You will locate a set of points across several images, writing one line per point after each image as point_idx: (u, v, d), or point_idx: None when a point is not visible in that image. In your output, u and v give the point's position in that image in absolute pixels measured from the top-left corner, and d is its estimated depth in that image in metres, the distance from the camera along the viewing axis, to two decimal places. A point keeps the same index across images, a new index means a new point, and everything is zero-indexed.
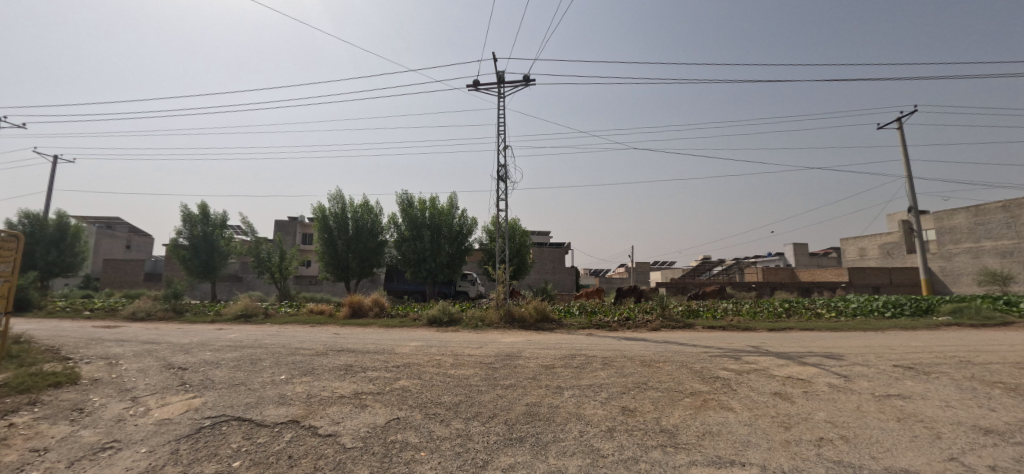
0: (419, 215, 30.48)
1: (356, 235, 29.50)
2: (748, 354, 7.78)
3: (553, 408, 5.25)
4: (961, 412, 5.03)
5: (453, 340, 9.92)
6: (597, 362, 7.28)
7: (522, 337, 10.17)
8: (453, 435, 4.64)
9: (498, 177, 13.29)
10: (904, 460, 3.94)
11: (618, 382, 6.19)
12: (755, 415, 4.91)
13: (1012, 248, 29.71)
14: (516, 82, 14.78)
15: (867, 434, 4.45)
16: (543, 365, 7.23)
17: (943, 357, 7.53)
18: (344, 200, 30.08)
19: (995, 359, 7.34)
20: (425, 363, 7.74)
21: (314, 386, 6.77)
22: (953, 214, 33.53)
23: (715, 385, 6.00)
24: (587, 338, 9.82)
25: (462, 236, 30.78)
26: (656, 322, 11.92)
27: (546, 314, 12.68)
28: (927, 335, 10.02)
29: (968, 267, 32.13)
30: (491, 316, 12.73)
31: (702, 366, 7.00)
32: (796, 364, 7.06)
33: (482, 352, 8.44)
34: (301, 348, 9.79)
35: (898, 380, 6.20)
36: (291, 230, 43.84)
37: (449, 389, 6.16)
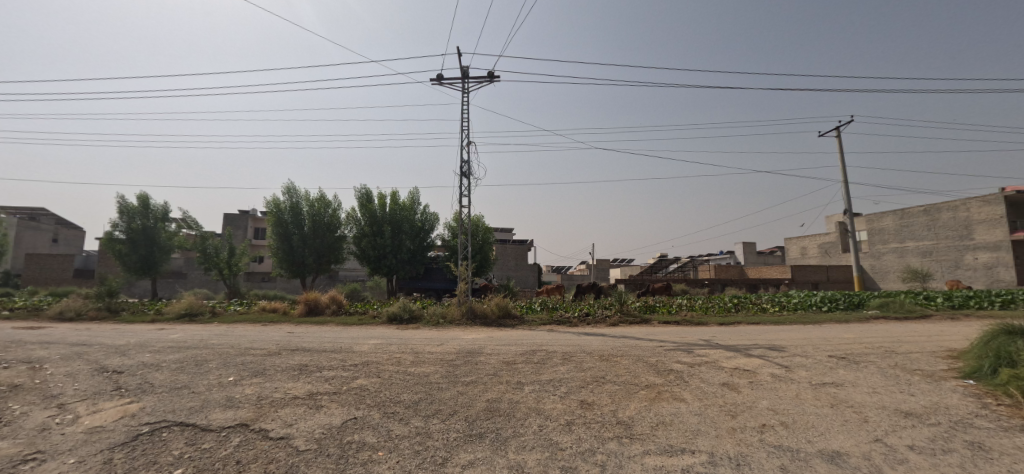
0: (379, 210, 29.69)
1: (312, 229, 28.37)
2: (701, 348, 8.15)
3: (512, 404, 5.29)
4: (885, 397, 5.51)
5: (413, 338, 9.76)
6: (558, 358, 7.39)
7: (484, 333, 10.14)
8: (412, 434, 4.57)
9: (460, 173, 13.16)
10: (836, 443, 4.25)
11: (577, 376, 6.32)
12: (705, 405, 5.15)
13: (931, 249, 32.85)
14: (480, 79, 14.64)
15: (804, 420, 4.78)
16: (504, 361, 7.24)
17: (872, 347, 8.21)
18: (298, 194, 28.82)
19: (914, 348, 8.10)
20: (384, 361, 7.56)
21: (266, 387, 6.47)
22: (882, 217, 36.60)
23: (668, 377, 6.24)
24: (549, 333, 9.97)
25: (424, 232, 30.27)
26: (615, 317, 12.30)
27: (507, 310, 12.74)
28: (859, 327, 10.88)
29: (894, 265, 35.23)
30: (453, 312, 12.60)
31: (657, 360, 7.26)
32: (743, 356, 7.48)
33: (443, 349, 8.35)
34: (252, 348, 9.31)
35: (832, 370, 6.70)
36: (241, 224, 41.71)
37: (409, 387, 6.06)
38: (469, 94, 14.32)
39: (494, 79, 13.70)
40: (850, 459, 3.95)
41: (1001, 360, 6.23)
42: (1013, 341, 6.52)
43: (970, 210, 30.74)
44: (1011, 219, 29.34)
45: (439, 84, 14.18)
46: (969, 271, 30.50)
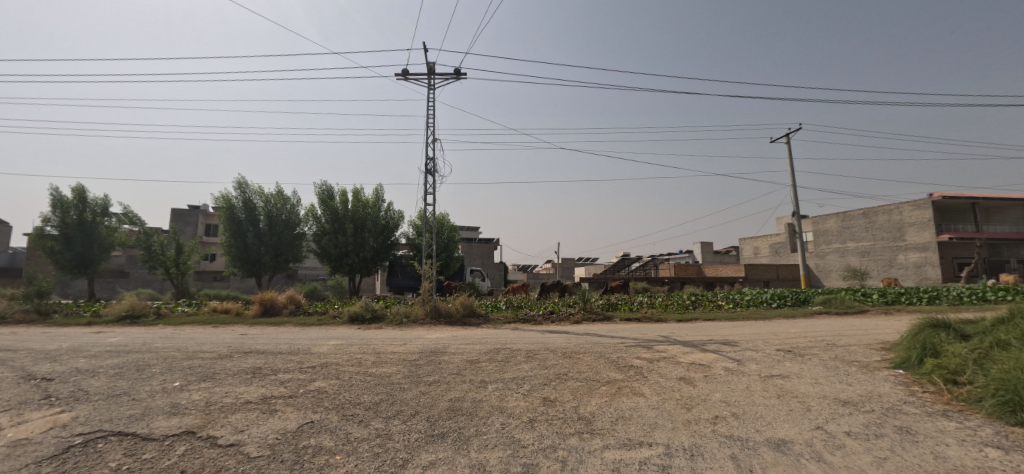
0: (341, 207, 28.69)
1: (269, 226, 27.14)
2: (660, 344, 8.43)
3: (475, 402, 5.26)
4: (826, 387, 5.89)
5: (375, 338, 9.53)
6: (522, 356, 7.43)
7: (448, 333, 9.99)
8: (372, 435, 4.46)
9: (426, 170, 12.98)
10: (782, 431, 4.50)
11: (541, 373, 6.37)
12: (663, 399, 5.32)
13: (869, 249, 35.46)
14: (447, 75, 14.46)
15: (753, 410, 5.03)
16: (467, 360, 7.19)
17: (815, 341, 8.77)
18: (252, 189, 27.45)
19: (852, 341, 8.70)
20: (344, 362, 7.35)
21: (216, 391, 6.13)
22: (826, 219, 39.13)
23: (628, 373, 6.41)
24: (514, 332, 10.03)
25: (388, 230, 29.60)
26: (579, 315, 12.51)
27: (473, 309, 12.68)
28: (804, 322, 11.59)
29: (836, 264, 37.77)
30: (416, 312, 12.38)
31: (618, 356, 7.44)
32: (698, 351, 7.79)
33: (406, 349, 8.20)
34: (201, 352, 8.79)
35: (779, 362, 7.10)
36: (192, 220, 39.38)
37: (371, 388, 5.91)
38: (435, 91, 14.12)
39: (460, 76, 13.58)
40: (794, 446, 4.19)
41: (926, 351, 6.79)
42: (936, 333, 7.13)
43: (903, 214, 33.38)
44: (937, 222, 32.11)
45: (405, 79, 13.94)
46: (901, 270, 33.16)
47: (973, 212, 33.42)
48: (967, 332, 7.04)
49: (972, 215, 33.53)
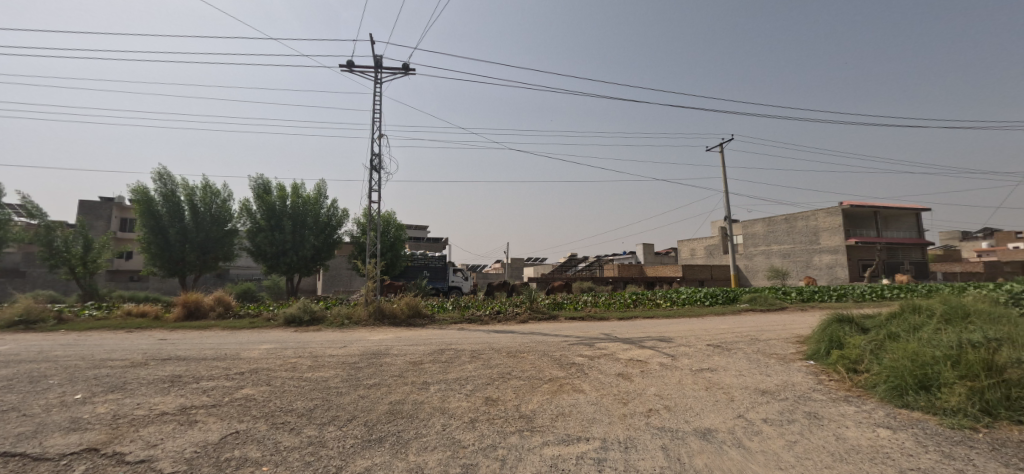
0: (279, 203, 27.02)
1: (194, 222, 24.99)
2: (601, 341, 8.71)
3: (416, 404, 5.15)
4: (748, 378, 6.37)
5: (313, 341, 9.05)
6: (466, 356, 7.37)
7: (391, 334, 9.74)
8: (304, 444, 4.23)
9: (371, 167, 12.51)
10: (708, 421, 4.81)
11: (484, 373, 6.36)
12: (601, 395, 5.50)
13: (789, 251, 38.87)
14: (394, 70, 14.04)
15: (684, 402, 5.34)
16: (410, 361, 7.03)
17: (741, 336, 9.47)
18: (174, 181, 25.20)
19: (772, 335, 9.49)
20: (277, 367, 6.93)
21: (126, 403, 5.54)
22: (754, 223, 42.42)
23: (570, 371, 6.56)
24: (460, 332, 9.94)
25: (330, 227, 28.33)
26: (525, 314, 12.66)
27: (418, 309, 12.42)
28: (732, 319, 12.47)
29: (762, 265, 41.07)
30: (359, 313, 11.94)
31: (561, 354, 7.60)
32: (637, 348, 8.13)
33: (346, 351, 7.87)
34: (110, 360, 7.91)
35: (709, 357, 7.57)
36: (103, 214, 35.39)
37: (304, 394, 5.60)
38: (382, 85, 13.68)
39: (408, 71, 13.24)
40: (718, 434, 4.49)
41: (833, 344, 7.53)
42: (842, 327, 7.96)
43: (818, 220, 36.89)
44: (846, 228, 35.81)
45: (349, 71, 13.36)
46: (816, 270, 36.65)
47: (875, 219, 37.62)
48: (866, 325, 7.91)
49: (874, 222, 37.76)
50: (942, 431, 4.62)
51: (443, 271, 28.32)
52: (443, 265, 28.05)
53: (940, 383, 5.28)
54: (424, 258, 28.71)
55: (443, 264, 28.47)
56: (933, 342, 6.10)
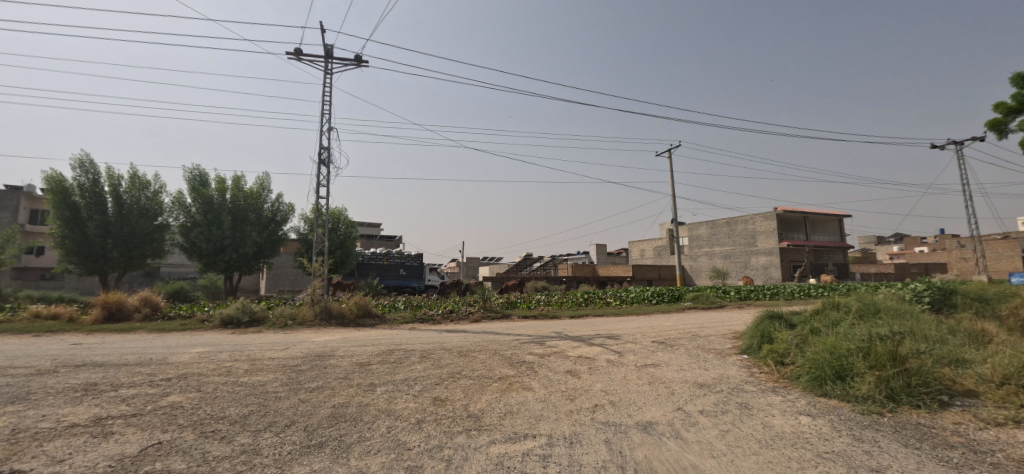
0: (217, 197, 25.28)
1: (119, 215, 22.86)
2: (552, 339, 8.86)
3: (361, 407, 4.99)
4: (688, 372, 6.72)
5: (251, 343, 8.56)
6: (415, 356, 7.25)
7: (338, 334, 9.43)
8: (235, 452, 3.99)
9: (319, 161, 12.00)
10: (649, 414, 5.02)
11: (433, 373, 6.28)
12: (550, 392, 5.59)
13: (730, 252, 41.42)
14: (346, 61, 13.53)
15: (628, 398, 5.53)
16: (357, 363, 6.82)
17: (683, 332, 9.95)
18: (97, 169, 22.97)
19: (711, 332, 10.06)
20: (209, 372, 6.48)
21: (27, 416, 4.96)
22: (698, 226, 44.80)
23: (520, 369, 6.62)
24: (410, 332, 9.76)
25: (274, 224, 26.95)
26: (478, 313, 12.64)
27: (368, 309, 12.06)
28: (676, 316, 13.09)
29: (705, 265, 43.48)
30: (304, 313, 11.42)
31: (512, 352, 7.65)
32: (586, 345, 8.34)
33: (287, 354, 7.51)
34: (11, 367, 7.06)
35: (654, 353, 7.90)
36: (8, 204, 31.59)
37: (239, 400, 5.28)
38: (333, 76, 13.13)
39: (361, 64, 12.82)
40: (658, 427, 4.70)
41: (764, 339, 8.09)
42: (772, 323, 8.58)
43: (755, 224, 39.54)
44: (780, 232, 38.64)
45: (297, 60, 12.72)
46: (753, 270, 39.27)
47: (805, 223, 40.84)
48: (792, 321, 8.56)
49: (803, 226, 41.01)
50: (854, 417, 5.09)
51: (419, 269, 27.21)
52: (419, 264, 26.84)
53: (853, 373, 5.83)
54: (400, 256, 27.07)
55: (419, 262, 27.27)
56: (848, 335, 6.72)
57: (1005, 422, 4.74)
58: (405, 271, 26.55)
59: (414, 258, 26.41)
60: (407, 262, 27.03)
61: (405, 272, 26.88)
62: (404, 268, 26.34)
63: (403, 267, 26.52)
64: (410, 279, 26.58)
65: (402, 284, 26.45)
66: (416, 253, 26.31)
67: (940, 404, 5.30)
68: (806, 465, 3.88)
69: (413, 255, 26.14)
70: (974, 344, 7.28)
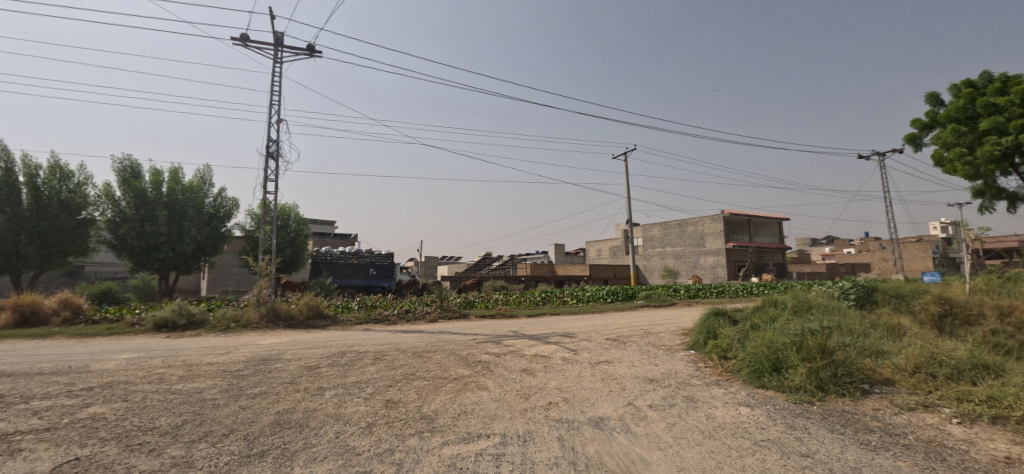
0: (151, 190, 23.44)
1: (36, 209, 20.65)
2: (509, 338, 8.90)
3: (308, 412, 4.79)
4: (639, 368, 6.96)
5: (188, 348, 7.98)
6: (368, 358, 7.05)
7: (286, 337, 8.99)
8: (165, 466, 3.70)
9: (268, 153, 11.41)
10: (601, 410, 5.15)
11: (387, 375, 6.13)
12: (504, 391, 5.61)
13: (680, 253, 43.38)
14: (297, 50, 12.94)
15: (581, 394, 5.65)
16: (305, 366, 6.54)
17: (636, 330, 10.30)
18: (8, 156, 20.60)
19: (662, 328, 10.49)
20: (138, 380, 5.98)
21: None
22: (652, 227, 46.58)
23: (476, 368, 6.61)
24: (364, 333, 9.49)
25: (216, 220, 25.55)
26: (435, 313, 12.50)
27: (319, 310, 11.62)
28: (629, 314, 13.52)
29: (658, 265, 45.31)
30: (249, 315, 10.80)
31: (468, 352, 7.61)
32: (542, 344, 8.45)
33: (228, 358, 7.06)
34: None
35: (607, 350, 8.12)
36: None
37: (172, 409, 4.91)
38: (283, 65, 12.54)
39: (314, 54, 12.32)
40: (610, 422, 4.83)
41: (710, 335, 8.53)
42: (717, 319, 9.06)
43: (704, 225, 41.64)
44: (726, 234, 40.86)
45: (243, 46, 12.03)
46: (702, 270, 41.34)
47: (749, 226, 43.47)
48: (735, 318, 9.09)
49: (747, 228, 43.63)
50: (788, 405, 5.47)
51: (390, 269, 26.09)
52: (389, 263, 25.92)
53: (788, 365, 6.25)
54: (370, 255, 25.39)
55: (390, 261, 26.15)
56: (783, 330, 7.22)
57: (916, 406, 5.26)
58: (376, 271, 25.05)
59: (385, 257, 25.35)
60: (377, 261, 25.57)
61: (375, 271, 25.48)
62: (374, 268, 24.99)
63: (374, 267, 25.07)
64: (380, 279, 25.30)
65: (372, 284, 25.04)
66: (388, 252, 25.24)
67: (862, 392, 5.80)
68: (744, 453, 4.12)
69: (385, 253, 24.84)
70: (892, 336, 8.02)
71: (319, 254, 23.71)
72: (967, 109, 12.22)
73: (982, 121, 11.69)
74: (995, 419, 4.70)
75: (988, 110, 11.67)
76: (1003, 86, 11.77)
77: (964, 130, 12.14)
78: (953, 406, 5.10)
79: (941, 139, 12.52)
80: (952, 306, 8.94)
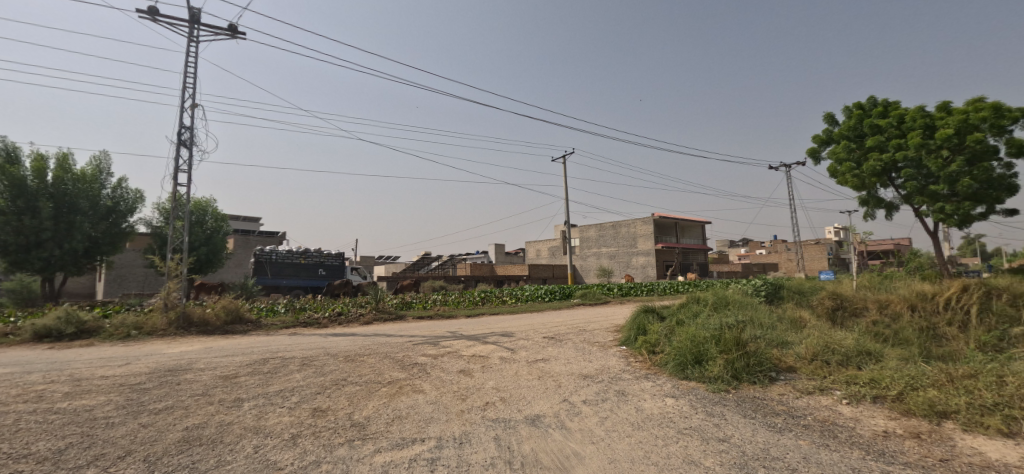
0: (32, 178, 20.23)
1: None
2: (447, 339, 8.78)
3: (223, 426, 4.39)
4: (574, 365, 7.18)
5: (76, 360, 6.98)
6: (295, 364, 6.62)
7: (199, 344, 8.18)
8: None
9: (179, 141, 10.33)
10: (537, 408, 5.25)
11: (314, 382, 5.78)
12: (441, 393, 5.52)
13: (614, 253, 45.50)
14: (215, 30, 11.82)
15: (518, 393, 5.71)
16: (221, 376, 5.99)
17: (572, 328, 10.63)
18: None
19: (596, 326, 10.92)
20: (9, 399, 5.13)
21: None
22: (589, 228, 48.38)
23: (412, 371, 6.44)
24: (289, 338, 8.90)
25: (115, 214, 22.71)
26: (370, 315, 12.02)
27: (239, 315, 10.73)
28: (565, 313, 13.92)
29: (594, 265, 47.19)
30: (155, 322, 9.70)
31: (404, 355, 7.40)
32: (480, 344, 8.43)
33: (127, 370, 6.30)
34: None
35: (544, 348, 8.29)
36: None
37: (52, 432, 4.25)
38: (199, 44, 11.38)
39: (236, 35, 11.32)
40: (545, 419, 4.93)
41: (640, 331, 9.00)
42: (646, 316, 9.59)
43: (636, 227, 44.00)
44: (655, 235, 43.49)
45: (151, 20, 10.78)
46: (634, 269, 43.68)
47: (676, 228, 46.63)
48: (663, 314, 9.69)
49: (675, 230, 46.79)
50: (708, 394, 5.93)
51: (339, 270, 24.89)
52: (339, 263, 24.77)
53: (707, 358, 6.76)
54: (318, 255, 24.13)
55: (339, 261, 24.97)
56: (704, 325, 7.81)
57: (813, 389, 5.94)
58: (324, 271, 23.77)
59: (336, 257, 24.18)
60: (325, 261, 24.36)
61: (323, 271, 24.10)
62: (323, 267, 23.65)
63: (323, 267, 23.57)
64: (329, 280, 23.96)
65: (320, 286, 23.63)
66: (338, 252, 24.12)
67: (769, 379, 6.44)
68: (670, 442, 4.39)
69: (336, 253, 23.70)
70: (794, 328, 8.99)
71: (262, 253, 21.95)
72: (856, 128, 13.99)
73: (868, 139, 13.47)
74: (874, 399, 5.42)
75: (873, 130, 13.45)
76: (884, 110, 13.62)
77: (853, 146, 13.90)
78: (843, 389, 5.83)
79: (836, 154, 14.22)
80: (842, 300, 10.23)
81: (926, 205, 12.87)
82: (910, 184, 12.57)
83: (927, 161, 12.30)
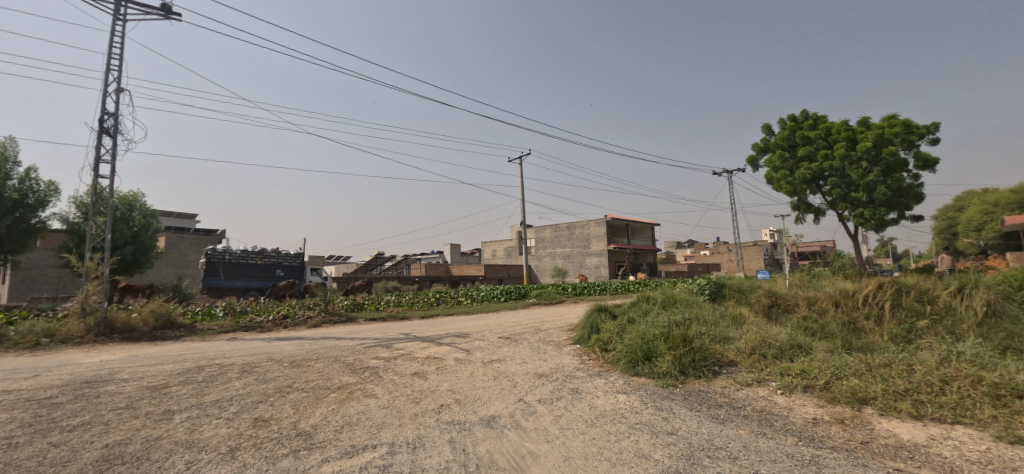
0: None
1: None
2: (400, 342, 8.57)
3: (150, 442, 4.02)
4: (529, 365, 7.24)
5: None
6: (234, 371, 6.20)
7: (122, 352, 7.45)
8: None
9: (100, 129, 9.39)
10: (493, 409, 5.24)
11: (256, 390, 5.44)
12: (393, 397, 5.37)
13: (569, 253, 46.45)
14: (145, 8, 10.85)
15: (474, 395, 5.67)
16: (148, 386, 5.50)
17: (527, 327, 10.71)
18: None
19: (551, 325, 11.07)
20: None
21: None
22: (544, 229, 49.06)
23: (363, 375, 6.22)
24: (228, 343, 8.32)
25: (23, 208, 20.28)
26: (318, 318, 11.51)
27: (170, 319, 9.91)
28: (520, 312, 14.02)
29: (548, 265, 47.90)
30: (69, 328, 8.73)
31: (355, 358, 7.14)
32: (435, 346, 8.30)
33: (34, 383, 5.61)
34: None
35: (499, 348, 8.29)
36: None
37: None
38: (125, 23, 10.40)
39: (170, 16, 10.46)
40: (501, 420, 4.94)
41: (593, 330, 9.21)
42: (599, 315, 9.84)
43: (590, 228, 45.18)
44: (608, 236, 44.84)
45: None
46: (587, 269, 44.80)
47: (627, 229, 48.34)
48: (615, 313, 9.98)
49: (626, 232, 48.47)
50: (657, 390, 6.18)
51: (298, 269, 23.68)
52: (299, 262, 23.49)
53: (657, 354, 7.04)
54: (276, 254, 22.80)
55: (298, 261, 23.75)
56: (654, 323, 8.12)
57: (751, 381, 6.35)
58: (283, 272, 22.54)
59: (295, 257, 22.84)
60: (284, 261, 23.06)
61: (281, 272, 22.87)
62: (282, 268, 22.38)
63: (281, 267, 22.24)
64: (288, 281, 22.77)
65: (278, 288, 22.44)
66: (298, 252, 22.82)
67: (713, 373, 6.81)
68: (621, 437, 4.53)
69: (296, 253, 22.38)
70: (735, 325, 9.56)
71: (215, 253, 20.40)
72: (790, 139, 15.14)
73: (800, 149, 14.60)
74: (805, 388, 5.88)
75: (804, 141, 14.63)
76: (813, 124, 14.85)
77: (787, 156, 15.01)
78: (777, 380, 6.28)
79: (772, 162, 15.28)
80: (776, 298, 11.00)
81: (848, 211, 14.09)
82: (835, 191, 13.69)
83: (850, 171, 13.51)
